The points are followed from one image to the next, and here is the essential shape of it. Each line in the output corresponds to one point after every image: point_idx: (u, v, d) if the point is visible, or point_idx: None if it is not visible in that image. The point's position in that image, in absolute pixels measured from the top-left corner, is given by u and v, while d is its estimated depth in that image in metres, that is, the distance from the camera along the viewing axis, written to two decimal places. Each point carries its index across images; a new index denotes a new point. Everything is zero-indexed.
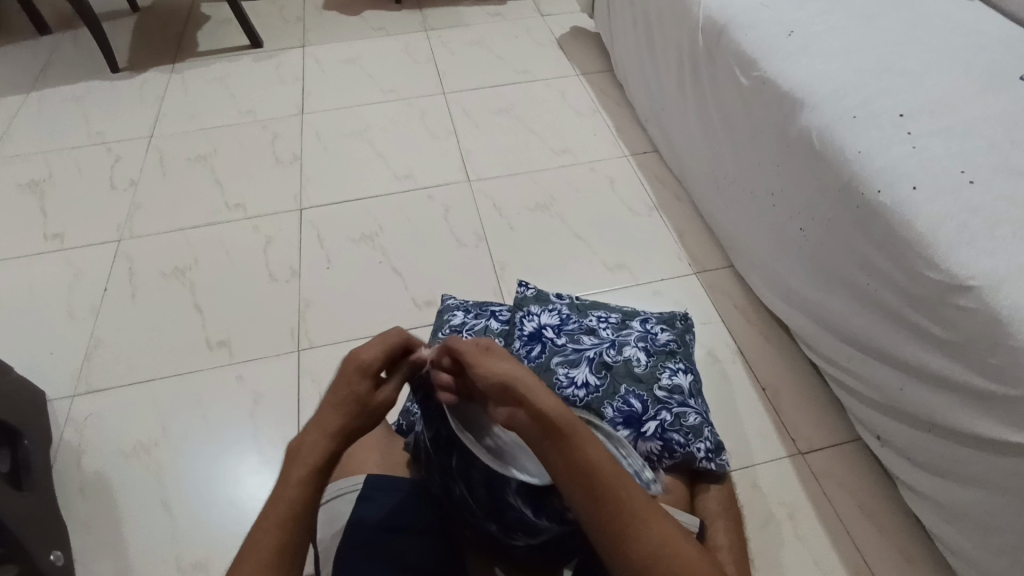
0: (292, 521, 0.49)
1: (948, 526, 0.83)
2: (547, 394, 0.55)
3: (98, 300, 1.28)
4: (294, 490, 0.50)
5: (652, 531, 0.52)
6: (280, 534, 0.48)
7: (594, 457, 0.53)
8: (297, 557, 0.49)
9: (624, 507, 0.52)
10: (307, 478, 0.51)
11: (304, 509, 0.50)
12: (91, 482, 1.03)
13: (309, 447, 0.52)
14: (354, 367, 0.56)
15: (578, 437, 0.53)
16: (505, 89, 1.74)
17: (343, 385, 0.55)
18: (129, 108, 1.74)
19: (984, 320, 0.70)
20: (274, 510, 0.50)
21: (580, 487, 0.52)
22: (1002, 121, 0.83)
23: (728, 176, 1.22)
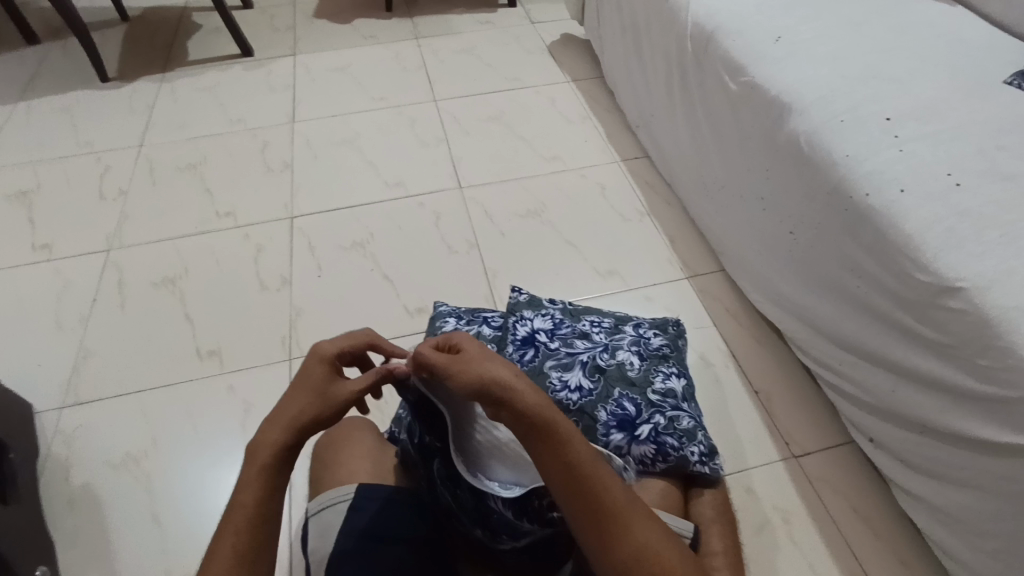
0: (247, 522, 0.52)
1: (942, 528, 0.83)
2: (532, 395, 0.56)
3: (86, 311, 1.27)
4: (248, 493, 0.53)
5: (644, 531, 0.53)
6: (236, 536, 0.52)
7: (579, 453, 0.55)
8: (255, 556, 0.52)
9: (614, 508, 0.54)
10: (259, 482, 0.54)
11: (257, 512, 0.53)
12: (79, 495, 1.02)
13: (264, 443, 0.56)
14: (315, 359, 0.64)
15: (567, 438, 0.55)
16: (496, 96, 1.75)
17: (305, 374, 0.62)
18: (119, 117, 1.73)
19: (974, 322, 0.71)
20: (233, 513, 0.53)
21: (568, 484, 0.54)
22: (987, 126, 0.84)
23: (717, 182, 1.22)
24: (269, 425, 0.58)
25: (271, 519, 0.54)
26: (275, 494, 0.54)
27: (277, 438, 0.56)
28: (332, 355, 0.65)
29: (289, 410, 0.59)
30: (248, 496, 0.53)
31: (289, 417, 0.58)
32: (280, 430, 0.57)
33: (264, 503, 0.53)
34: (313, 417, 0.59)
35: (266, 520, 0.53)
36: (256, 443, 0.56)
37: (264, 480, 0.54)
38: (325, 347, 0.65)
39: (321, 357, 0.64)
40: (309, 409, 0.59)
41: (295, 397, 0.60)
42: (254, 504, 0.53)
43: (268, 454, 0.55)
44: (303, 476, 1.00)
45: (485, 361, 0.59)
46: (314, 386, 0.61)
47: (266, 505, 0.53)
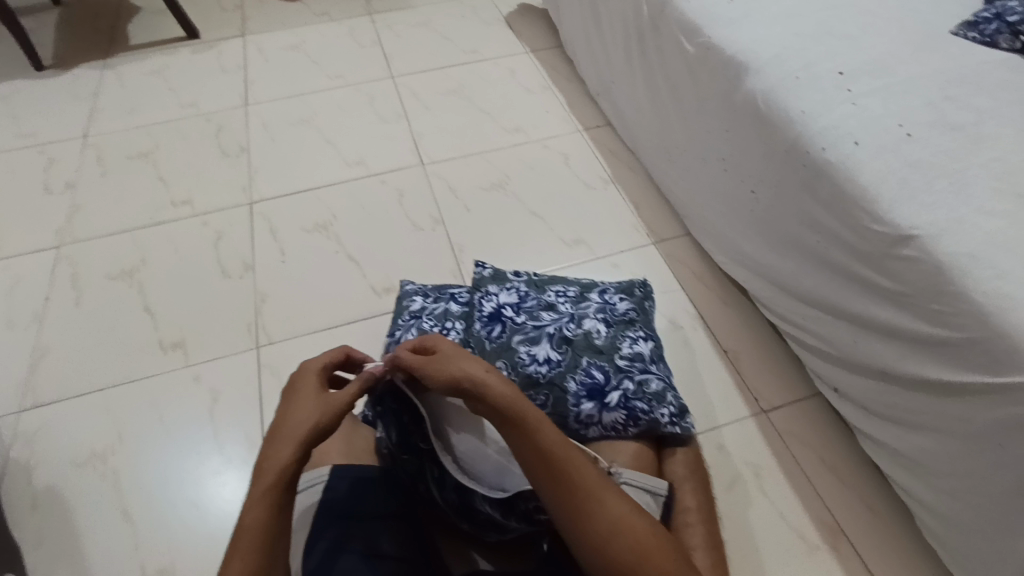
0: (252, 546, 0.52)
1: (902, 471, 0.86)
2: (502, 387, 0.59)
3: (39, 309, 1.23)
4: (251, 517, 0.53)
5: (618, 514, 0.55)
6: (243, 561, 0.51)
7: (551, 441, 0.57)
8: None
9: (588, 494, 0.55)
10: (264, 505, 0.54)
11: (260, 534, 0.52)
12: (45, 496, 0.99)
13: (271, 464, 0.56)
14: (310, 373, 0.65)
15: (537, 427, 0.57)
16: (455, 69, 1.71)
17: (299, 391, 0.63)
18: (60, 106, 1.65)
19: (927, 270, 0.72)
20: (238, 537, 0.53)
21: (541, 470, 0.56)
22: (935, 78, 0.85)
23: (678, 146, 1.23)
24: (274, 447, 0.57)
25: (277, 542, 0.53)
26: (281, 514, 0.54)
27: (286, 457, 0.56)
28: (321, 368, 0.66)
29: (289, 423, 0.59)
30: (252, 520, 0.53)
31: (294, 433, 0.58)
32: (289, 448, 0.57)
33: (270, 521, 0.53)
34: (320, 423, 0.59)
35: (272, 541, 0.53)
36: (263, 466, 0.56)
37: (268, 500, 0.54)
38: (312, 364, 0.66)
39: (313, 368, 0.66)
40: (312, 416, 0.59)
41: (297, 412, 0.60)
42: (258, 529, 0.53)
43: (274, 474, 0.55)
44: None
45: (457, 359, 0.62)
46: (313, 397, 0.62)
47: (272, 527, 0.53)
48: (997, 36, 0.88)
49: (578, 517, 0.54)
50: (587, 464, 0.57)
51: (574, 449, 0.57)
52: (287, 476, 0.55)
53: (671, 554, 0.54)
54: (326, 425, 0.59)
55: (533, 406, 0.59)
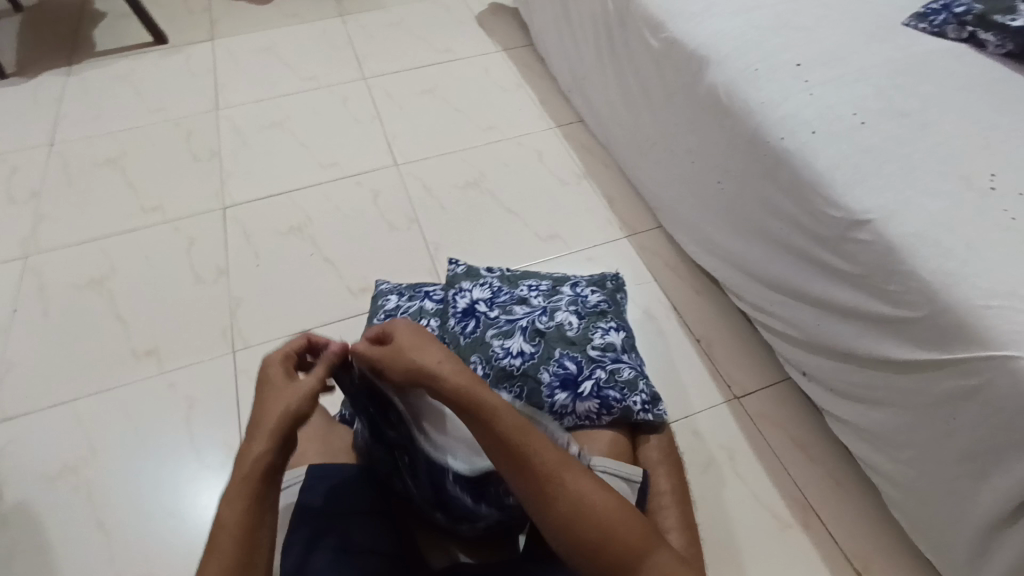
0: (233, 543, 0.50)
1: (866, 449, 0.89)
2: (456, 377, 0.59)
3: (8, 320, 1.21)
4: (227, 513, 0.52)
5: (580, 495, 0.55)
6: (223, 558, 0.50)
7: (507, 423, 0.57)
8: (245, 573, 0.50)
9: (550, 477, 0.56)
10: (240, 498, 0.52)
11: (237, 528, 0.51)
12: (18, 510, 0.98)
13: (244, 459, 0.54)
14: (273, 361, 0.64)
15: (495, 414, 0.57)
16: (427, 69, 1.72)
17: (268, 381, 0.61)
18: (26, 114, 1.63)
19: (879, 251, 0.75)
20: (218, 536, 0.51)
21: (500, 453, 0.57)
22: (887, 67, 0.87)
23: (648, 140, 1.24)
24: (247, 441, 0.56)
25: (258, 535, 0.52)
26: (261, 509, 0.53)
27: (259, 450, 0.54)
28: (284, 356, 0.65)
29: (260, 415, 0.57)
30: (230, 517, 0.51)
31: (264, 423, 0.56)
32: (262, 441, 0.55)
33: (249, 516, 0.52)
34: (294, 412, 0.57)
35: (252, 534, 0.51)
36: (237, 461, 0.55)
37: (245, 495, 0.52)
38: (275, 353, 0.64)
39: (276, 356, 0.64)
40: (280, 404, 0.58)
41: (266, 402, 0.58)
42: (236, 525, 0.51)
43: (249, 468, 0.53)
44: None
45: (415, 349, 0.62)
46: (282, 387, 0.60)
47: (251, 520, 0.51)
48: (946, 26, 0.90)
49: (542, 500, 0.55)
50: (546, 441, 0.58)
51: (531, 426, 0.58)
52: (263, 469, 0.54)
53: (635, 520, 0.55)
54: (300, 413, 0.58)
55: (492, 392, 0.59)
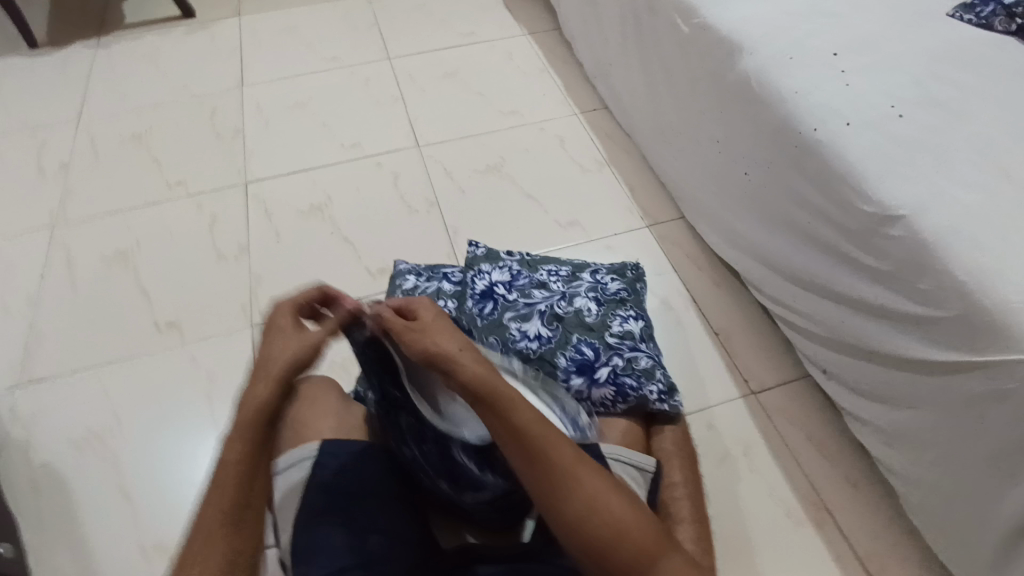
0: (231, 482, 0.53)
1: (886, 448, 0.87)
2: (475, 364, 0.59)
3: (35, 289, 1.23)
4: (230, 452, 0.54)
5: (594, 495, 0.54)
6: (222, 495, 0.52)
7: (527, 416, 0.57)
8: (242, 511, 0.52)
9: (564, 474, 0.55)
10: (243, 440, 0.55)
11: (238, 468, 0.53)
12: (42, 473, 1.00)
13: (247, 403, 0.57)
14: (283, 311, 0.64)
15: (510, 405, 0.57)
16: (451, 52, 1.70)
17: (276, 330, 0.62)
18: (55, 87, 1.65)
19: (911, 247, 0.73)
20: (217, 474, 0.54)
21: (517, 445, 0.56)
22: (925, 57, 0.84)
23: (672, 128, 1.23)
24: (252, 385, 0.58)
25: (257, 476, 0.54)
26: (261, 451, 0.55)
27: (263, 396, 0.57)
28: (294, 308, 0.65)
29: (264, 362, 0.59)
30: (231, 457, 0.54)
31: (271, 371, 0.58)
32: (266, 387, 0.57)
33: (248, 456, 0.54)
34: (296, 359, 0.59)
35: (252, 475, 0.54)
36: (241, 404, 0.57)
37: (246, 436, 0.55)
38: (286, 303, 0.65)
39: (287, 307, 0.64)
40: (287, 354, 0.59)
41: (270, 350, 0.60)
42: (236, 465, 0.53)
43: (252, 411, 0.55)
44: None
45: (435, 331, 0.62)
46: (286, 336, 0.61)
47: (249, 461, 0.54)
48: (992, 17, 0.87)
49: (553, 498, 0.55)
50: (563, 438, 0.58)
51: (548, 422, 0.58)
52: (263, 414, 0.56)
53: (650, 523, 0.54)
54: (303, 361, 0.60)
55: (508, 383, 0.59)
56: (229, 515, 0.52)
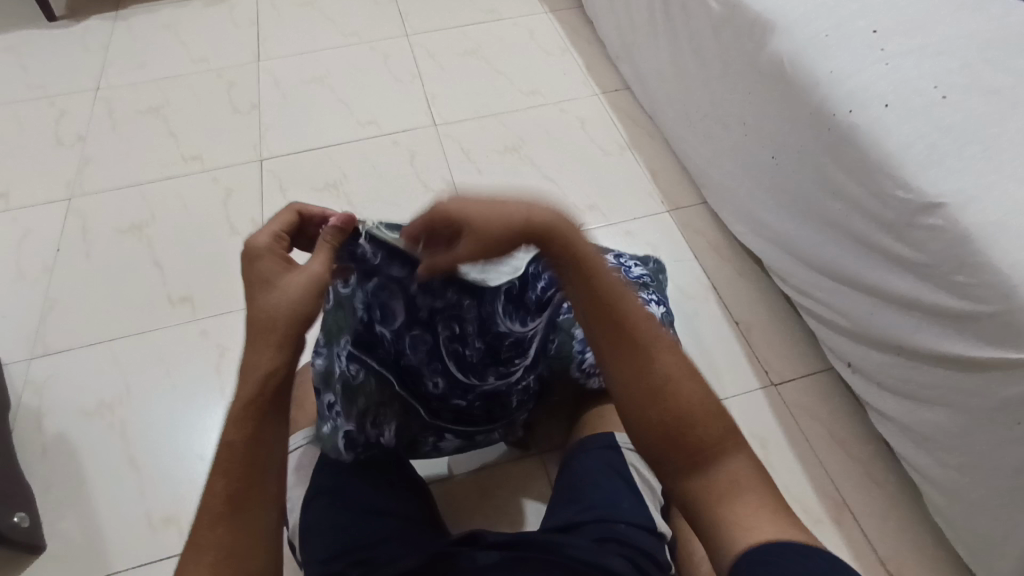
0: (239, 464, 0.51)
1: (914, 448, 0.85)
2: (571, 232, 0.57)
3: (50, 260, 1.23)
4: (234, 432, 0.52)
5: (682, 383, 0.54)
6: (227, 480, 0.51)
7: (603, 289, 0.56)
8: (250, 496, 0.51)
9: (654, 360, 0.54)
10: (243, 420, 0.52)
11: (243, 451, 0.51)
12: (54, 443, 1.01)
13: (251, 370, 0.52)
14: (258, 253, 0.58)
15: (603, 279, 0.56)
16: (471, 28, 1.66)
17: (259, 277, 0.56)
18: (73, 58, 1.63)
19: (951, 240, 0.69)
20: (221, 455, 0.52)
21: (595, 321, 0.56)
22: (972, 40, 0.78)
23: (699, 110, 1.19)
24: (250, 349, 0.53)
25: (264, 454, 0.52)
26: (264, 433, 0.52)
27: (268, 362, 0.52)
28: (268, 246, 0.59)
29: (262, 315, 0.54)
30: (236, 438, 0.52)
31: (267, 326, 0.53)
32: (269, 352, 0.52)
33: (250, 436, 0.52)
34: (299, 313, 0.54)
35: (260, 458, 0.52)
36: (243, 371, 0.53)
37: (249, 415, 0.52)
38: (259, 242, 0.59)
39: (262, 248, 0.58)
40: (281, 304, 0.54)
41: (263, 302, 0.54)
42: (241, 446, 0.51)
43: (256, 384, 0.52)
44: None
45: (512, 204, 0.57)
46: (285, 280, 0.55)
47: (257, 440, 0.52)
48: None
49: (642, 377, 0.54)
50: (648, 321, 0.57)
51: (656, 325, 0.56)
52: (269, 389, 0.52)
53: (722, 419, 0.53)
54: (308, 311, 0.54)
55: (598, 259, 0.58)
56: (236, 502, 0.51)
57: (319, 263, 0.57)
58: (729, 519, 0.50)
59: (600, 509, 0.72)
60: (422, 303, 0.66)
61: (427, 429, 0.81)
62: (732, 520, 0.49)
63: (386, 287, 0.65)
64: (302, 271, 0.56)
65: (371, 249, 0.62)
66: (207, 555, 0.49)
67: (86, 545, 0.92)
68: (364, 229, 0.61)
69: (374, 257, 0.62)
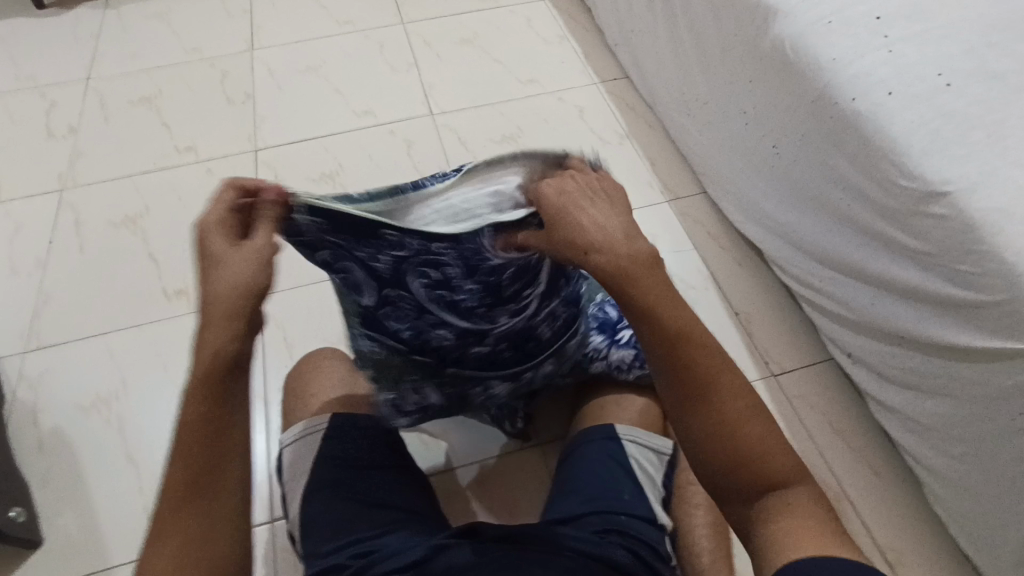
0: (198, 447, 0.46)
1: (915, 438, 0.85)
2: (620, 252, 0.48)
3: (44, 253, 1.22)
4: (189, 411, 0.47)
5: (749, 435, 0.46)
6: (186, 460, 0.46)
7: (678, 320, 0.47)
8: (211, 476, 0.47)
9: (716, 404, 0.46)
10: (202, 398, 0.47)
11: (200, 429, 0.47)
12: (50, 438, 1.00)
13: (201, 350, 0.48)
14: (203, 226, 0.52)
15: (672, 316, 0.47)
16: (468, 16, 1.64)
17: (207, 250, 0.51)
18: (64, 48, 1.61)
19: (956, 228, 0.69)
20: (179, 434, 0.47)
21: (666, 352, 0.47)
22: (976, 24, 0.76)
23: (699, 98, 1.17)
24: (201, 329, 0.49)
25: (228, 429, 0.48)
26: (222, 411, 0.48)
27: (225, 337, 0.48)
28: (216, 221, 0.52)
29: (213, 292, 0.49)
30: (191, 417, 0.47)
31: (218, 302, 0.49)
32: (224, 327, 0.48)
33: (208, 416, 0.47)
34: (253, 288, 0.50)
35: (228, 436, 0.48)
36: (195, 350, 0.48)
37: (204, 396, 0.47)
38: (209, 214, 0.53)
39: (210, 226, 0.52)
40: (231, 279, 0.49)
41: (215, 276, 0.50)
42: (198, 425, 0.47)
43: (214, 359, 0.47)
44: (276, 414, 1.01)
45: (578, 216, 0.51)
46: (232, 254, 0.51)
47: (217, 416, 0.47)
48: None
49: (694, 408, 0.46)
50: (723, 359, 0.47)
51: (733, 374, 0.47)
52: (222, 366, 0.48)
53: (796, 459, 0.46)
54: (260, 285, 0.50)
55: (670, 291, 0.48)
56: (200, 484, 0.46)
57: (267, 239, 0.53)
58: (778, 536, 0.44)
59: (601, 500, 0.72)
60: (385, 260, 0.61)
61: (465, 384, 0.82)
62: (783, 539, 0.44)
63: (341, 253, 0.61)
64: (250, 246, 0.51)
65: (308, 215, 0.56)
66: (176, 543, 0.45)
67: (84, 539, 0.91)
68: (297, 201, 0.55)
69: (310, 227, 0.58)
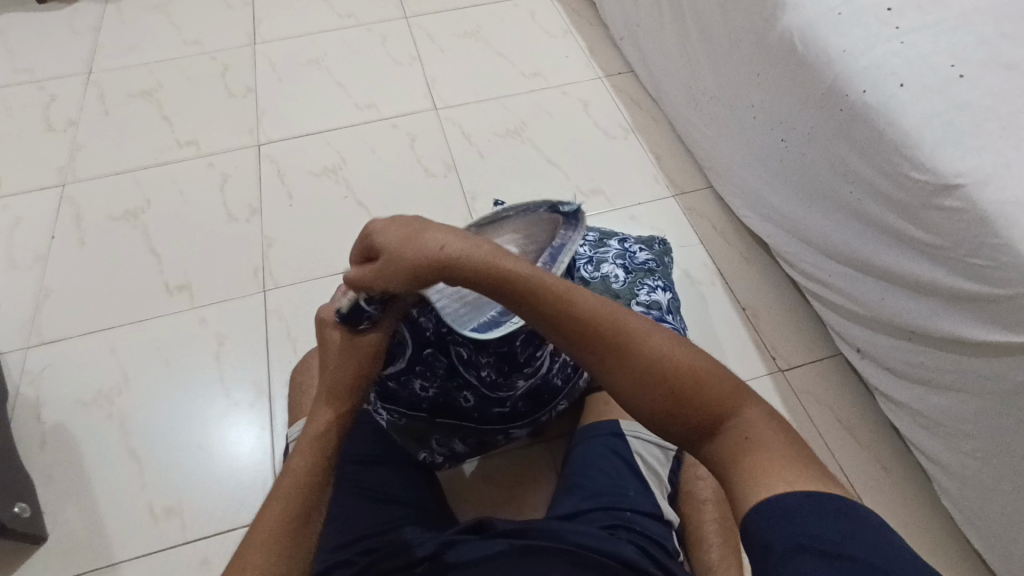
0: (285, 511, 0.55)
1: (925, 434, 0.84)
2: (478, 257, 0.57)
3: (45, 248, 1.21)
4: (286, 487, 0.57)
5: (658, 362, 0.50)
6: (274, 520, 0.54)
7: (554, 290, 0.54)
8: (293, 537, 0.53)
9: (621, 346, 0.51)
10: (297, 478, 0.58)
11: (294, 501, 0.56)
12: (51, 433, 0.99)
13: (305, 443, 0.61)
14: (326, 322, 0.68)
15: (537, 286, 0.54)
16: (471, 10, 1.63)
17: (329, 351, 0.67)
18: (64, 42, 1.60)
19: (971, 220, 0.68)
20: (270, 505, 0.56)
21: (563, 324, 0.53)
22: (991, 13, 0.74)
23: (706, 93, 1.16)
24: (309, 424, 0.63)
25: (313, 506, 0.57)
26: (313, 488, 0.57)
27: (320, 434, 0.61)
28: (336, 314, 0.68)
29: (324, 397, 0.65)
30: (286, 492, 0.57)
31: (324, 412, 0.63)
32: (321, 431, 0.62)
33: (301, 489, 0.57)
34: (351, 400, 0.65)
35: (309, 509, 0.56)
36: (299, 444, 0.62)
37: (304, 474, 0.58)
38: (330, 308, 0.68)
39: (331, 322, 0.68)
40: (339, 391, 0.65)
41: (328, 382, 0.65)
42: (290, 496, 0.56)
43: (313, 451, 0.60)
44: (281, 410, 1.01)
45: (406, 248, 0.59)
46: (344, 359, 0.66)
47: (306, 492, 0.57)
48: None
49: (613, 364, 0.51)
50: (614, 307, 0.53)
51: (610, 307, 0.53)
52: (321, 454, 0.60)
53: (721, 381, 0.49)
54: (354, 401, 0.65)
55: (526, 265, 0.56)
56: (281, 541, 0.53)
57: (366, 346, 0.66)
58: (746, 474, 0.45)
59: (605, 496, 0.71)
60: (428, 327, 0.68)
61: (486, 431, 0.80)
62: (754, 478, 0.44)
63: None
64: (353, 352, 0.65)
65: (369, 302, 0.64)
66: None
67: (87, 535, 0.90)
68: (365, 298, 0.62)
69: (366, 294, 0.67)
